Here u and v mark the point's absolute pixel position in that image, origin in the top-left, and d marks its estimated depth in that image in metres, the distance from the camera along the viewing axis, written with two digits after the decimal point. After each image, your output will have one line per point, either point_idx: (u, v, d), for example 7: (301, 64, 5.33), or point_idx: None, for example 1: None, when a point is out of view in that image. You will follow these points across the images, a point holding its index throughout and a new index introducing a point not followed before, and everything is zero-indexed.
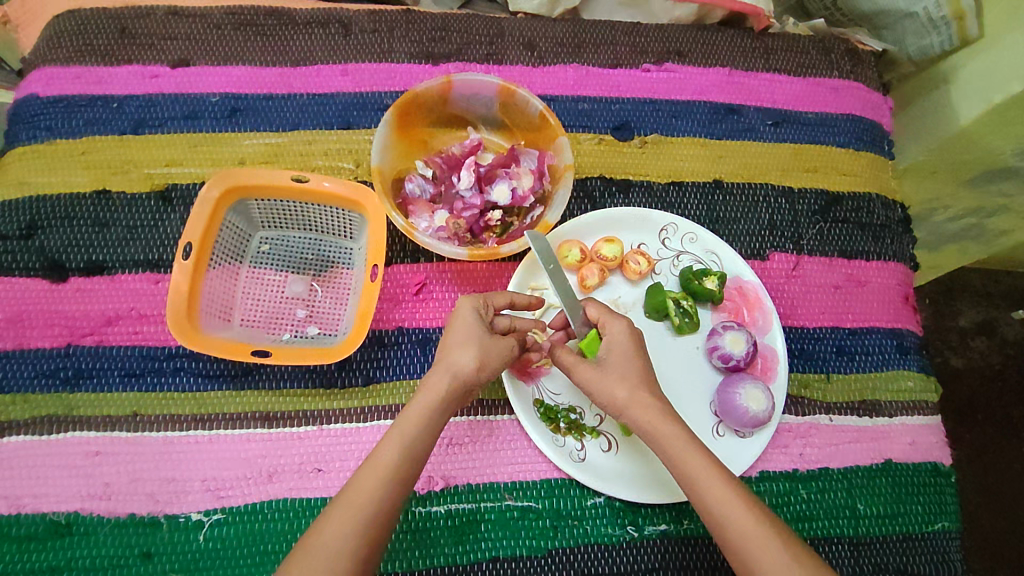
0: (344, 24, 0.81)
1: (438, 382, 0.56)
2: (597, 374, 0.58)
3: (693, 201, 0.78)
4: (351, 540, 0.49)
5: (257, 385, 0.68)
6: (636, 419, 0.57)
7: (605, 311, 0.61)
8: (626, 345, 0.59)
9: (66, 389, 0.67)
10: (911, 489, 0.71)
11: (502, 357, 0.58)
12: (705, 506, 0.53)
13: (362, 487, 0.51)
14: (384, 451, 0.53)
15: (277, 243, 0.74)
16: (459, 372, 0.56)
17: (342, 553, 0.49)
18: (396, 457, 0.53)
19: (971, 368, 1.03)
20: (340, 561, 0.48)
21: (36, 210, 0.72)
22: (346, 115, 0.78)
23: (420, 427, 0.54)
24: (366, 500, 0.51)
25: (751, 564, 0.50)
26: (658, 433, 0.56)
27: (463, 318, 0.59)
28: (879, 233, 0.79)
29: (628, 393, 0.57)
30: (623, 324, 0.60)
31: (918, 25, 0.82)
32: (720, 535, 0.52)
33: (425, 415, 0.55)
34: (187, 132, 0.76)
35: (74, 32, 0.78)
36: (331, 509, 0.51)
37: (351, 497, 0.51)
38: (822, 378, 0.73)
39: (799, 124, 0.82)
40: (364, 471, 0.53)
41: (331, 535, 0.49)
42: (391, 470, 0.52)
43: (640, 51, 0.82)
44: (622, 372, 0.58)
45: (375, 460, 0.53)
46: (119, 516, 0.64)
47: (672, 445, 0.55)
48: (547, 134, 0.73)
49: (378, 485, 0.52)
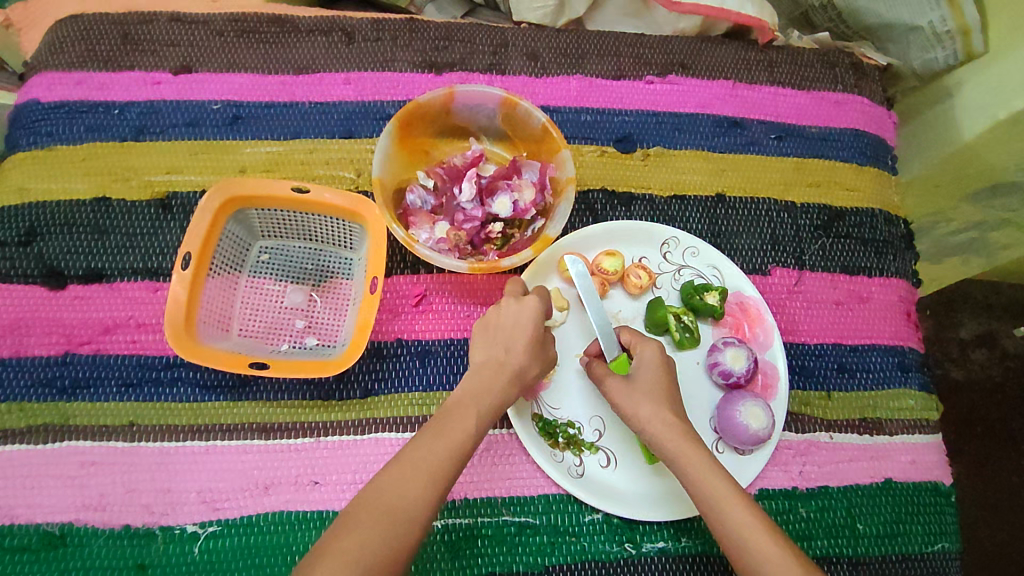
0: (347, 32, 0.80)
1: (508, 379, 0.60)
2: (623, 388, 0.60)
3: (695, 214, 0.78)
4: (427, 507, 0.51)
5: (255, 396, 0.68)
6: (659, 436, 0.58)
7: (637, 336, 0.64)
8: (656, 366, 0.61)
9: (62, 398, 0.67)
10: (911, 508, 0.70)
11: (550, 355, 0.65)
12: (718, 520, 0.54)
13: (435, 458, 0.53)
14: (453, 427, 0.56)
15: (276, 253, 0.74)
16: (523, 376, 0.61)
17: (417, 512, 0.51)
18: (468, 435, 0.56)
19: (971, 380, 1.03)
20: (415, 527, 0.50)
21: (36, 217, 0.72)
22: (348, 124, 0.78)
23: (488, 416, 0.58)
24: (441, 464, 0.53)
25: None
26: (676, 449, 0.57)
27: (532, 320, 0.62)
28: (882, 249, 0.79)
29: (651, 409, 0.59)
30: (653, 346, 0.63)
31: (921, 39, 0.82)
32: (736, 555, 0.52)
33: (495, 402, 0.58)
34: (188, 139, 0.76)
35: (76, 38, 0.78)
36: (401, 471, 0.52)
37: (426, 466, 0.53)
38: (823, 396, 0.72)
39: (803, 138, 0.81)
40: (434, 443, 0.54)
41: (404, 497, 0.51)
42: (459, 444, 0.55)
43: (644, 62, 0.82)
44: (649, 388, 0.60)
45: (448, 431, 0.55)
46: (114, 527, 0.63)
47: (689, 460, 0.56)
48: (550, 145, 0.73)
49: (451, 456, 0.54)
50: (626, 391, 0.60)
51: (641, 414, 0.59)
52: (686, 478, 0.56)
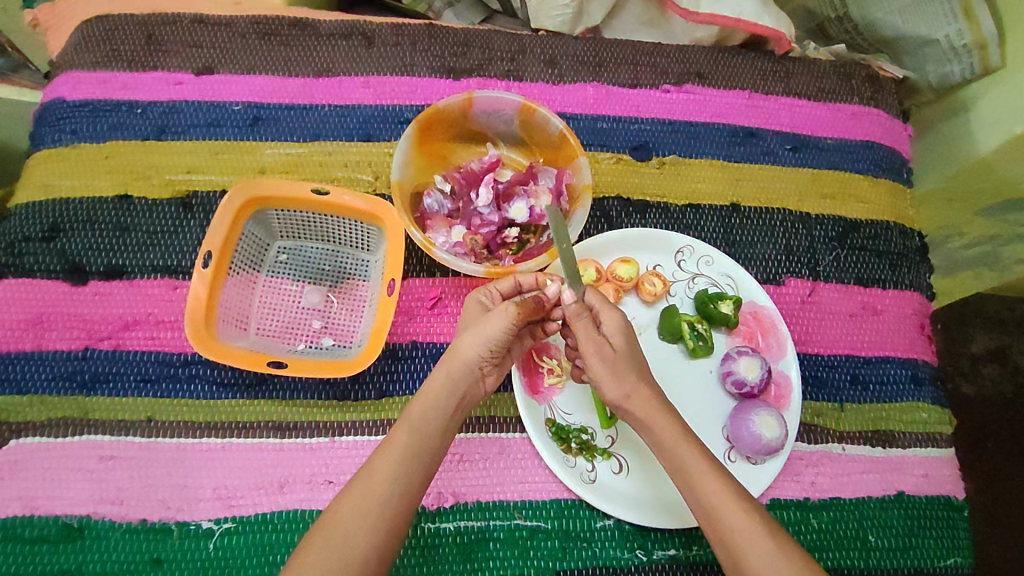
0: (367, 37, 0.81)
1: (448, 374, 0.57)
2: (604, 364, 0.56)
3: (710, 223, 0.78)
4: (365, 521, 0.51)
5: (271, 395, 0.69)
6: (638, 411, 0.57)
7: (604, 299, 0.59)
8: (626, 333, 0.58)
9: (82, 392, 0.67)
10: (923, 522, 0.70)
11: (499, 325, 0.56)
12: (694, 493, 0.54)
13: (378, 472, 0.53)
14: (397, 436, 0.55)
15: (294, 254, 0.75)
16: (459, 360, 0.57)
17: (357, 527, 0.51)
18: (410, 442, 0.55)
19: (982, 395, 1.03)
20: (358, 540, 0.51)
21: (59, 213, 0.73)
22: (367, 127, 0.78)
23: (427, 418, 0.56)
24: (383, 477, 0.53)
25: (736, 549, 0.52)
26: (652, 422, 0.57)
27: (471, 312, 0.61)
28: (896, 261, 0.79)
29: (631, 386, 0.57)
30: (618, 315, 0.58)
31: (938, 52, 0.82)
32: (709, 526, 0.54)
33: (434, 405, 0.56)
34: (208, 139, 0.77)
35: (103, 38, 0.80)
36: (347, 490, 0.53)
37: (367, 482, 0.53)
38: (836, 408, 0.73)
39: (819, 149, 0.82)
40: (380, 456, 0.55)
41: (346, 516, 0.52)
42: (403, 453, 0.54)
43: (660, 71, 0.82)
44: (627, 360, 0.57)
45: (390, 441, 0.55)
46: (131, 521, 0.64)
47: (666, 433, 0.56)
48: (566, 152, 0.74)
49: (392, 466, 0.54)
50: (610, 369, 0.56)
51: (622, 391, 0.56)
52: (681, 474, 0.55)
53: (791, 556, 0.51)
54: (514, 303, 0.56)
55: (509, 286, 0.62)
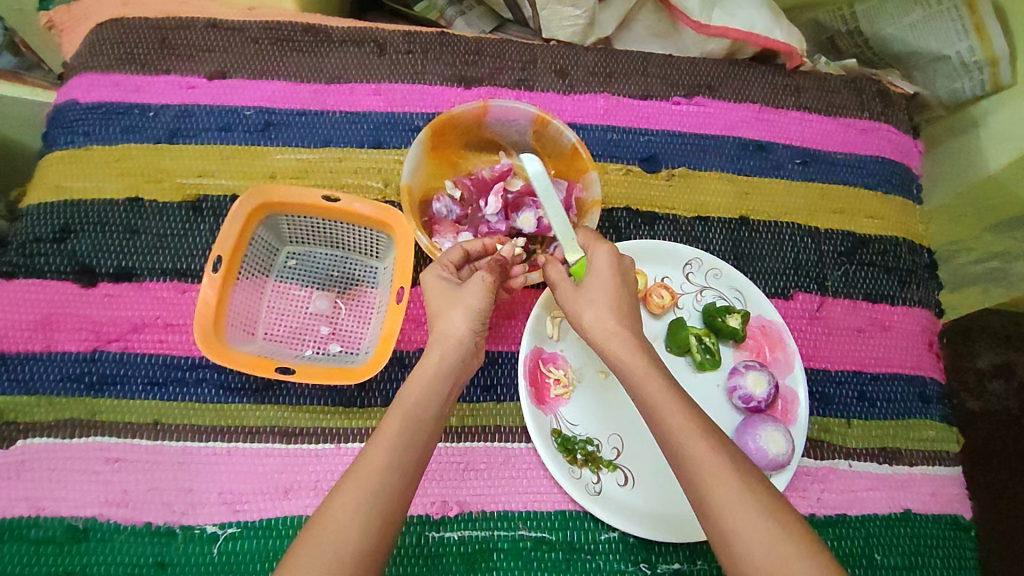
0: (380, 44, 0.82)
1: (440, 356, 0.57)
2: (575, 298, 0.58)
3: (718, 236, 0.78)
4: (354, 515, 0.48)
5: (277, 401, 0.69)
6: (602, 342, 0.57)
7: (592, 237, 0.59)
8: (608, 270, 0.58)
9: (90, 394, 0.68)
10: (929, 541, 0.70)
11: (479, 290, 0.59)
12: (665, 436, 0.51)
13: (369, 461, 0.51)
14: (388, 426, 0.53)
15: (303, 259, 0.75)
16: (448, 345, 0.57)
17: (348, 521, 0.48)
18: (403, 431, 0.53)
19: (987, 412, 1.02)
20: (349, 533, 0.47)
21: (71, 214, 0.73)
22: (378, 134, 0.79)
23: (420, 405, 0.55)
24: (373, 466, 0.50)
25: (703, 492, 0.48)
26: (624, 362, 0.55)
27: (432, 288, 0.61)
28: (905, 277, 0.79)
29: (595, 316, 0.57)
30: (608, 248, 0.58)
31: (949, 68, 0.82)
32: (678, 469, 0.50)
33: (426, 392, 0.55)
34: (220, 143, 0.77)
35: (117, 41, 0.80)
36: (338, 487, 0.50)
37: (357, 474, 0.50)
38: (843, 424, 0.72)
39: (828, 164, 0.82)
40: (372, 445, 0.52)
41: (336, 511, 0.48)
42: (398, 441, 0.52)
43: (671, 83, 0.82)
44: (599, 295, 0.57)
45: (382, 432, 0.53)
46: (136, 524, 0.64)
47: (641, 378, 0.53)
48: (577, 165, 0.74)
49: (384, 454, 0.51)
50: (576, 300, 0.58)
51: (589, 321, 0.57)
52: (651, 416, 0.52)
53: (763, 502, 0.47)
54: (486, 272, 0.60)
55: (459, 256, 0.63)
